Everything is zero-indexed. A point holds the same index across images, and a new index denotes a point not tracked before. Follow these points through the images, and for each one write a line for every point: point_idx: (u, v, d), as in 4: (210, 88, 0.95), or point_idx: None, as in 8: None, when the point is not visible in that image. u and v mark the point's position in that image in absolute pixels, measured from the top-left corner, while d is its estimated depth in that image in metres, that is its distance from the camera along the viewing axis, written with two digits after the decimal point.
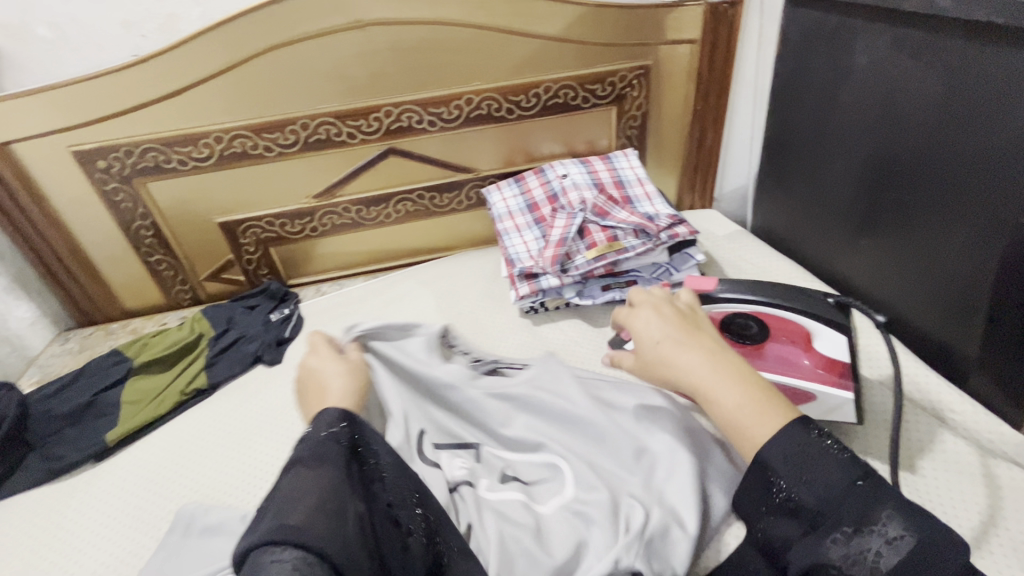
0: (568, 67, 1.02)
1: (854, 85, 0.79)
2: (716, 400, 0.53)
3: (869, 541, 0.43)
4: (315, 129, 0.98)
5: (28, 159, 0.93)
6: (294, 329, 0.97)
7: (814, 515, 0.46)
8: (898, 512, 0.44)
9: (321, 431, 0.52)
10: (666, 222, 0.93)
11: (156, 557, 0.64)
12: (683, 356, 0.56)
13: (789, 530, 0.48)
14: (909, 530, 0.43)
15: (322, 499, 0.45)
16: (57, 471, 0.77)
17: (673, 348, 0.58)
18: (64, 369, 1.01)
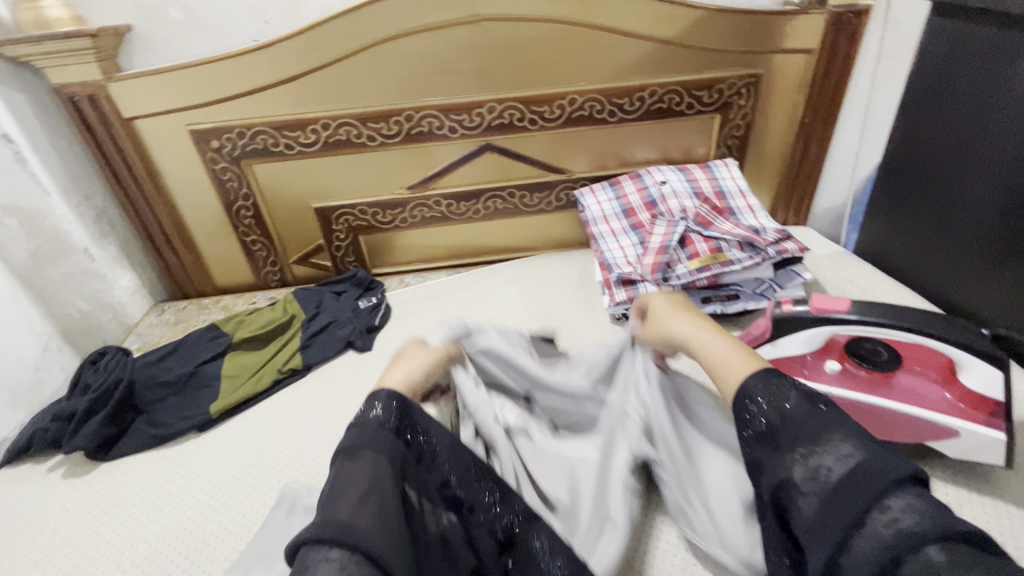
0: (676, 72, 1.00)
1: (1013, 102, 0.73)
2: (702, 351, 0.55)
3: (823, 457, 0.40)
4: (419, 121, 0.99)
5: (148, 135, 0.97)
6: (384, 318, 0.99)
7: (773, 438, 0.44)
8: (855, 434, 0.41)
9: (374, 416, 0.48)
10: (774, 236, 0.89)
11: (265, 531, 0.65)
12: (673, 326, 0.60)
13: (755, 451, 0.45)
14: (856, 448, 0.39)
15: (374, 491, 0.42)
16: (163, 437, 0.80)
17: (693, 328, 0.58)
18: (161, 338, 1.05)
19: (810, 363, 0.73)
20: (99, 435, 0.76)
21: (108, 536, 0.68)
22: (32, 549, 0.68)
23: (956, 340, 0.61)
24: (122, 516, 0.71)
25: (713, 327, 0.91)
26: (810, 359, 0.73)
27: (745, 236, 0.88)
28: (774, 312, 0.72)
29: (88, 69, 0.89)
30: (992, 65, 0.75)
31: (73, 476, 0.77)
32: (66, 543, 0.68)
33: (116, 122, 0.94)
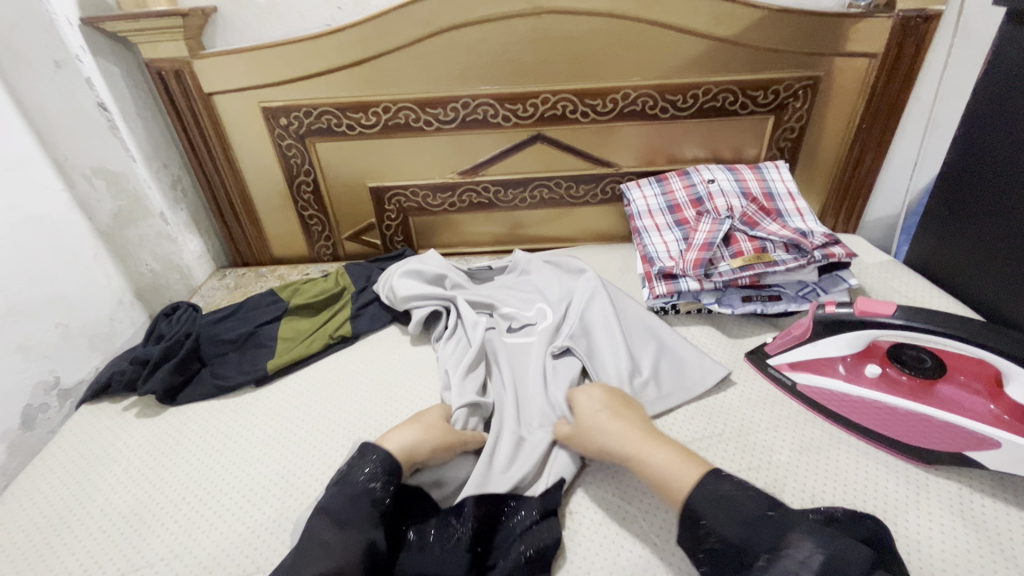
0: (732, 71, 1.00)
1: None
2: (648, 460, 0.62)
3: (788, 561, 0.48)
4: (474, 109, 1.03)
5: (224, 110, 1.05)
6: None
7: (740, 549, 0.51)
8: (810, 536, 0.50)
9: (360, 478, 0.60)
10: (821, 240, 0.89)
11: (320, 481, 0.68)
12: (615, 424, 0.67)
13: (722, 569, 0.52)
14: (819, 549, 0.48)
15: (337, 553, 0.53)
16: (224, 389, 0.86)
17: (637, 440, 0.64)
18: (222, 301, 1.13)
19: (849, 365, 0.73)
20: (170, 381, 0.83)
21: (174, 471, 0.75)
22: (109, 475, 0.75)
23: (1000, 350, 0.60)
24: (187, 454, 0.77)
25: (751, 326, 0.91)
26: (851, 361, 0.74)
27: (791, 238, 0.88)
28: (816, 313, 0.73)
29: (176, 46, 0.96)
30: None
31: (145, 416, 0.84)
32: (137, 473, 0.75)
33: (197, 98, 1.02)
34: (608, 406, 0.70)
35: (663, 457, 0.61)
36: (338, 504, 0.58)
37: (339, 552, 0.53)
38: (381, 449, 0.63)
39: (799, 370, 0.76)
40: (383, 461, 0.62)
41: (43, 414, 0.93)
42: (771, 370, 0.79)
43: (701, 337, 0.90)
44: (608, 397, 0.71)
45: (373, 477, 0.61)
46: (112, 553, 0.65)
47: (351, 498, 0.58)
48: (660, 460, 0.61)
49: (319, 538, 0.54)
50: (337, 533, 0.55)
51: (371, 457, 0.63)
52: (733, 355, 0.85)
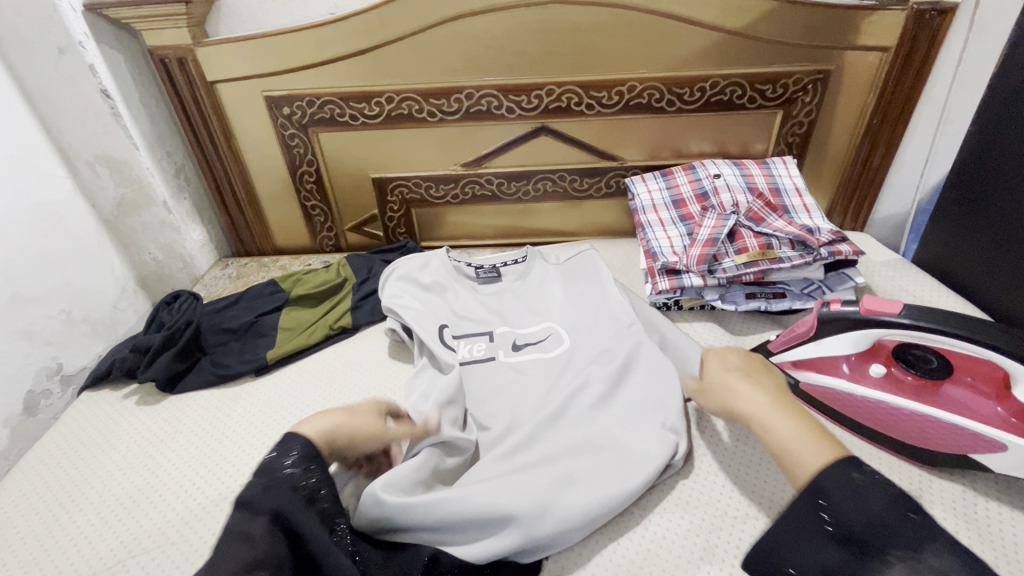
0: (741, 64, 0.98)
1: None
2: (772, 428, 0.57)
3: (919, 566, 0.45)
4: (478, 100, 1.02)
5: (228, 99, 1.04)
6: None
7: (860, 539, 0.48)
8: (945, 546, 0.46)
9: (285, 467, 0.54)
10: (827, 237, 0.87)
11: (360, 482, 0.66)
12: (745, 387, 0.63)
13: (828, 555, 0.49)
14: (958, 561, 0.45)
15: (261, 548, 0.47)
16: (224, 377, 0.86)
17: (765, 405, 0.60)
18: (224, 290, 1.13)
19: (853, 364, 0.72)
20: (170, 369, 0.84)
21: (173, 459, 0.75)
22: (109, 462, 0.75)
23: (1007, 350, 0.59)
24: (186, 443, 0.77)
25: (755, 323, 0.90)
26: (855, 360, 0.72)
27: (797, 235, 0.87)
28: (821, 311, 0.72)
29: (179, 34, 0.96)
30: None
31: (145, 403, 0.84)
32: (137, 461, 0.75)
33: (200, 85, 1.02)
34: (740, 367, 0.67)
35: (792, 428, 0.56)
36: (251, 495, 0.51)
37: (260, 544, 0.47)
38: (298, 437, 0.57)
39: (803, 369, 0.74)
40: (299, 447, 0.56)
41: (45, 400, 0.94)
42: (773, 368, 0.76)
43: (703, 333, 0.89)
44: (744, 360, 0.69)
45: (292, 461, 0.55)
46: (110, 539, 0.65)
47: (275, 487, 0.52)
48: (787, 431, 0.56)
49: (237, 530, 0.48)
50: (253, 521, 0.49)
51: (290, 446, 0.56)
52: (735, 352, 0.84)
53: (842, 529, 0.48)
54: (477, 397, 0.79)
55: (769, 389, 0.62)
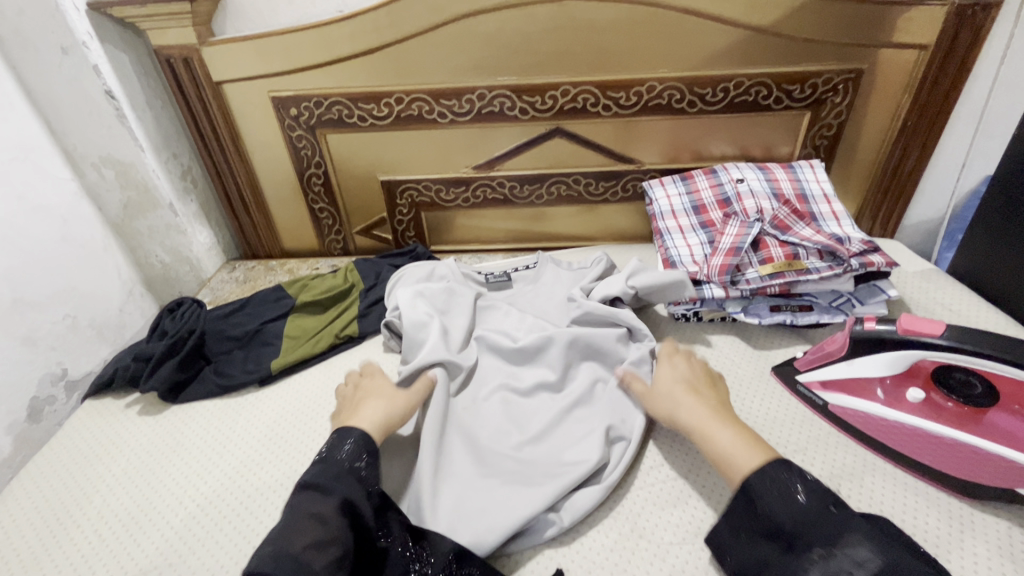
0: (767, 63, 0.93)
1: None
2: (712, 438, 0.61)
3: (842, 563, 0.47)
4: (490, 101, 0.98)
5: (234, 99, 1.02)
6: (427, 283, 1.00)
7: (791, 536, 0.50)
8: (867, 539, 0.48)
9: (342, 458, 0.59)
10: (859, 247, 0.82)
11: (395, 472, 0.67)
12: (686, 400, 0.66)
13: (765, 550, 0.52)
14: (875, 552, 0.46)
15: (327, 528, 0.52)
16: (227, 388, 0.84)
17: (704, 416, 0.64)
18: (231, 295, 1.11)
19: (887, 388, 0.68)
20: (172, 379, 0.81)
21: (173, 473, 0.73)
22: (109, 475, 0.73)
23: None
24: (187, 456, 0.75)
25: (780, 337, 0.86)
26: (889, 384, 0.68)
27: (826, 245, 0.82)
28: (854, 330, 0.67)
29: (185, 33, 0.93)
30: None
31: (147, 413, 0.83)
32: (137, 474, 0.73)
33: (206, 85, 0.99)
34: (687, 380, 0.70)
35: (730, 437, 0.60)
36: (321, 480, 0.56)
37: (331, 527, 0.52)
38: (357, 430, 0.62)
39: (832, 390, 0.71)
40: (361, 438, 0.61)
41: (50, 406, 0.92)
42: (801, 389, 0.73)
43: (725, 347, 0.84)
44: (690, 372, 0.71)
45: (354, 452, 0.60)
46: (106, 557, 0.63)
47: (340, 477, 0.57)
48: (725, 439, 0.60)
49: (308, 510, 0.53)
50: (324, 503, 0.54)
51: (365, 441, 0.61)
52: (759, 368, 0.80)
53: (777, 527, 0.51)
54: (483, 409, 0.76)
55: (712, 404, 0.65)
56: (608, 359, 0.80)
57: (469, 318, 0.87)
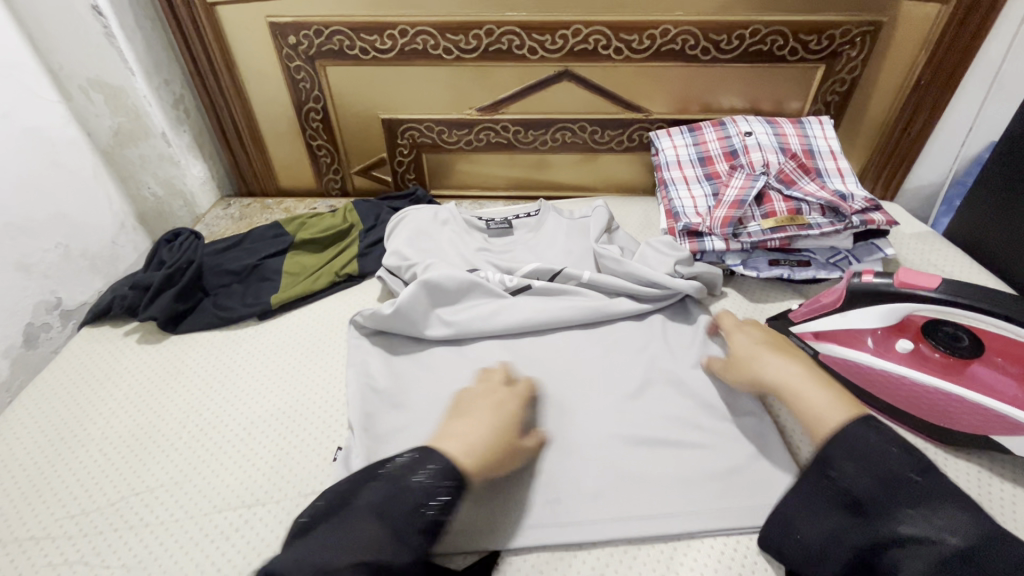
0: (786, 10, 0.90)
1: None
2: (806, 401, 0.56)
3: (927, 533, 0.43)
4: (498, 38, 0.95)
5: (229, 22, 0.97)
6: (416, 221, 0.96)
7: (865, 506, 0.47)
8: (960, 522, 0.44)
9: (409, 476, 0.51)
10: (861, 205, 0.83)
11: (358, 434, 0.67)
12: (812, 392, 0.56)
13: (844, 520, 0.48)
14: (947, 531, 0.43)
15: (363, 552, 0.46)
16: (226, 320, 0.84)
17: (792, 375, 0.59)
18: (226, 230, 1.09)
19: (878, 338, 0.69)
20: (171, 308, 0.81)
21: (176, 398, 0.73)
22: (111, 398, 0.74)
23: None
24: (189, 383, 0.76)
25: (775, 291, 0.87)
26: (880, 334, 0.69)
27: (829, 200, 0.82)
28: (851, 282, 0.68)
29: None
30: None
31: (145, 342, 0.82)
32: (139, 398, 0.74)
33: (199, 6, 0.94)
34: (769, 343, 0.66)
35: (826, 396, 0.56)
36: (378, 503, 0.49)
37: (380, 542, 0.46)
38: (441, 456, 0.52)
39: (824, 340, 0.72)
40: (440, 469, 0.51)
41: (45, 333, 0.92)
42: (794, 337, 0.75)
43: (722, 300, 0.86)
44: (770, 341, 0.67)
45: (427, 482, 0.50)
46: (113, 474, 0.64)
47: (397, 506, 0.49)
48: (818, 400, 0.55)
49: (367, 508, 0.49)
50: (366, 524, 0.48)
51: (423, 460, 0.52)
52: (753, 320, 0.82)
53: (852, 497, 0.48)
54: (480, 358, 0.77)
55: (801, 360, 0.62)
56: (640, 297, 0.83)
57: (462, 303, 0.82)
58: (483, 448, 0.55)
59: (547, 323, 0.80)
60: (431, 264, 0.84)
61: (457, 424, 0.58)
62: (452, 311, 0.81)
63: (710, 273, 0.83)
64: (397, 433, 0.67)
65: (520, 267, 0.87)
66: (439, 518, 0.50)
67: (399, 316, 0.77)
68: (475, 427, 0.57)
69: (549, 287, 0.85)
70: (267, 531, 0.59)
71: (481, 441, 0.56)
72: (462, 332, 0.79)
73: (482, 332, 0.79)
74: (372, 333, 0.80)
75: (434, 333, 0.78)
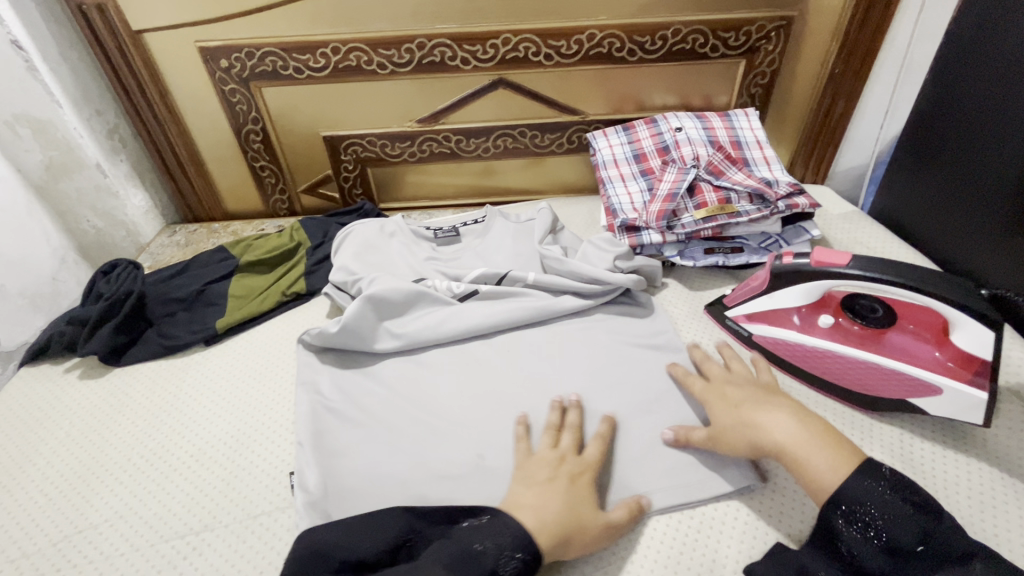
0: (703, 10, 0.95)
1: None
2: (809, 464, 0.53)
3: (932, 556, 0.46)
4: (430, 50, 0.96)
5: (158, 49, 0.96)
6: (363, 235, 0.97)
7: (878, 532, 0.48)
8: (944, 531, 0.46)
9: (474, 542, 0.51)
10: (785, 190, 0.87)
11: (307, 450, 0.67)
12: (815, 457, 0.53)
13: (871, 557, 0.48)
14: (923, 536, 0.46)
15: None
16: (170, 349, 0.83)
17: (794, 432, 0.56)
18: (172, 258, 1.08)
19: (803, 315, 0.74)
20: (112, 341, 0.80)
21: (120, 432, 0.72)
22: (52, 438, 0.72)
23: (960, 303, 0.59)
24: (135, 415, 0.74)
25: (714, 279, 0.91)
26: (805, 312, 0.74)
27: (755, 188, 0.86)
28: (774, 265, 0.72)
29: None
30: None
31: (87, 377, 0.81)
32: (82, 436, 0.72)
33: (126, 35, 0.94)
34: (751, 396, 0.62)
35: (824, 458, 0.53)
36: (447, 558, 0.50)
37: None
38: (510, 522, 0.53)
39: (755, 322, 0.76)
40: (506, 531, 0.52)
41: None
42: (728, 322, 0.79)
43: (663, 291, 0.89)
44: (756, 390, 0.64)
45: (492, 549, 0.51)
46: (56, 515, 0.63)
47: (464, 566, 0.49)
48: (817, 461, 0.53)
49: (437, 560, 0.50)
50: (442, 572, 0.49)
51: (498, 527, 0.53)
52: (693, 308, 0.86)
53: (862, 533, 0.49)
54: (430, 366, 0.78)
55: (800, 416, 0.57)
56: (584, 294, 0.85)
57: (410, 314, 0.83)
58: (562, 521, 0.54)
59: (496, 326, 0.82)
60: (376, 277, 0.85)
61: (524, 491, 0.57)
62: (399, 323, 0.82)
63: (648, 265, 0.86)
64: (348, 448, 0.67)
65: (467, 273, 0.89)
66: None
67: (346, 331, 0.78)
68: (549, 497, 0.56)
69: (495, 290, 0.86)
70: (220, 555, 0.59)
71: (557, 511, 0.55)
72: (411, 343, 0.79)
73: (431, 340, 0.80)
74: (322, 350, 0.80)
75: (384, 345, 0.79)
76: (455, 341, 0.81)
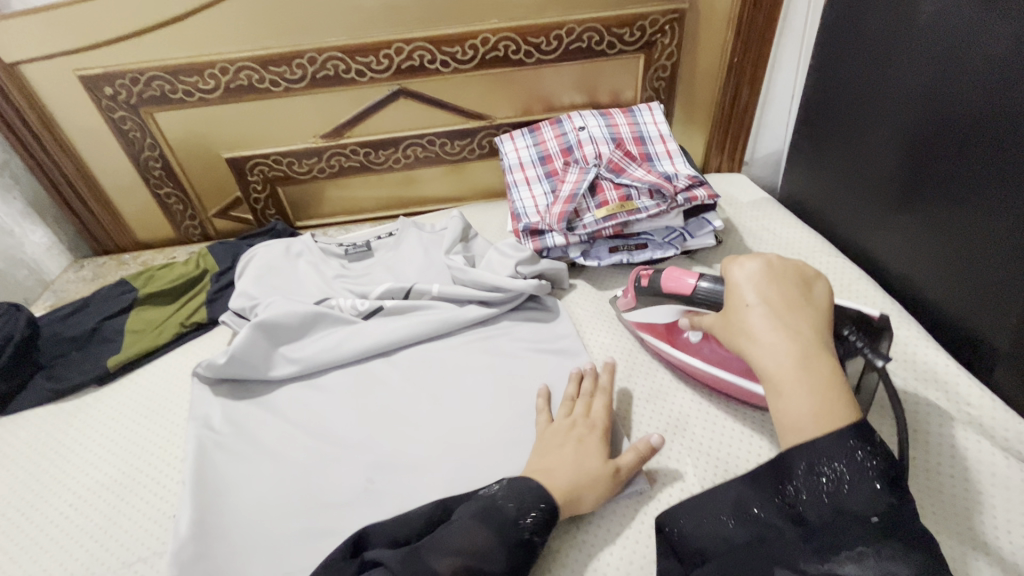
0: (593, 7, 0.95)
1: (903, 59, 0.72)
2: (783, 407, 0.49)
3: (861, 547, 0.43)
4: (323, 64, 0.94)
5: (37, 80, 0.93)
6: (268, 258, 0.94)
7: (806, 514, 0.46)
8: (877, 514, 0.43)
9: (508, 501, 0.53)
10: (684, 183, 0.87)
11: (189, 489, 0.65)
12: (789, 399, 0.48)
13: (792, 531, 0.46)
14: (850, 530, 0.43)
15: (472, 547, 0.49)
16: (59, 392, 0.80)
17: (769, 353, 0.51)
18: (77, 294, 1.04)
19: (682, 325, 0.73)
20: None
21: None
22: None
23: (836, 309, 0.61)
24: (16, 466, 0.71)
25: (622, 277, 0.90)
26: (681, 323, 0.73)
27: (653, 183, 0.86)
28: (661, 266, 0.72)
29: None
30: (889, 14, 0.73)
31: None
32: None
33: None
34: (770, 306, 0.55)
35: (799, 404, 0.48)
36: (481, 515, 0.52)
37: (480, 539, 0.50)
38: (535, 483, 0.55)
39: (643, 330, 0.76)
40: (536, 494, 0.54)
41: None
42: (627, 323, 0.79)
43: (570, 293, 0.89)
44: (777, 292, 0.56)
45: (519, 505, 0.53)
46: None
47: (494, 520, 0.52)
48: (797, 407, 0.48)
49: (475, 516, 0.52)
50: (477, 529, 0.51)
51: (521, 486, 0.54)
52: (600, 308, 0.85)
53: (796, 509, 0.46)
54: (328, 390, 0.76)
55: (801, 334, 0.52)
56: (488, 302, 0.84)
57: (308, 338, 0.81)
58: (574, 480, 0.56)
59: (396, 343, 0.80)
60: (274, 302, 0.82)
61: (544, 460, 0.60)
62: (297, 347, 0.80)
63: (551, 268, 0.85)
64: (236, 481, 0.66)
65: (372, 290, 0.87)
66: (533, 544, 0.52)
67: (237, 361, 0.75)
68: (553, 464, 0.58)
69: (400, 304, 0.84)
70: None
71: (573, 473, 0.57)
72: (308, 366, 0.78)
73: (328, 363, 0.78)
74: (217, 382, 0.78)
75: (280, 372, 0.77)
76: (356, 361, 0.80)
